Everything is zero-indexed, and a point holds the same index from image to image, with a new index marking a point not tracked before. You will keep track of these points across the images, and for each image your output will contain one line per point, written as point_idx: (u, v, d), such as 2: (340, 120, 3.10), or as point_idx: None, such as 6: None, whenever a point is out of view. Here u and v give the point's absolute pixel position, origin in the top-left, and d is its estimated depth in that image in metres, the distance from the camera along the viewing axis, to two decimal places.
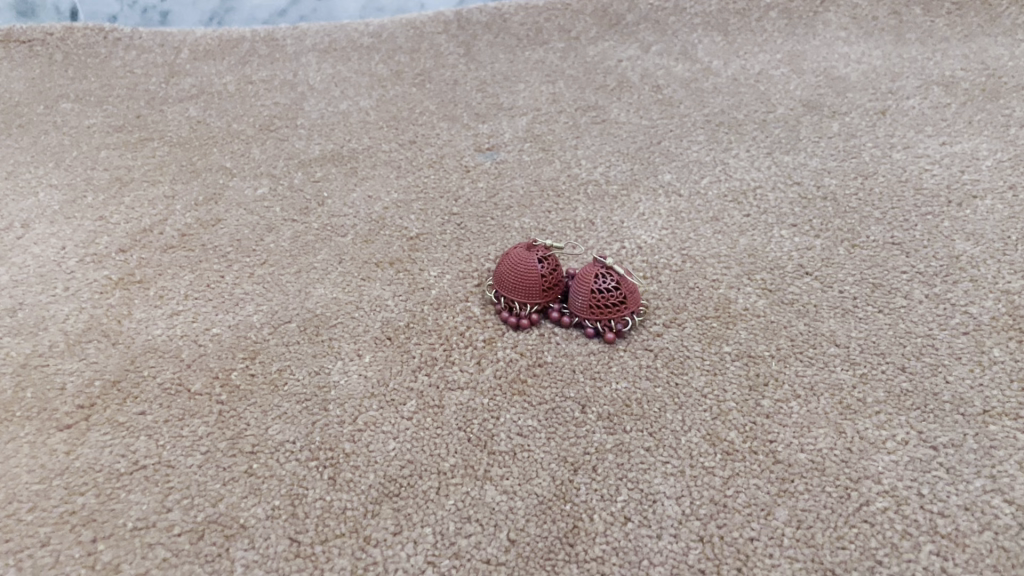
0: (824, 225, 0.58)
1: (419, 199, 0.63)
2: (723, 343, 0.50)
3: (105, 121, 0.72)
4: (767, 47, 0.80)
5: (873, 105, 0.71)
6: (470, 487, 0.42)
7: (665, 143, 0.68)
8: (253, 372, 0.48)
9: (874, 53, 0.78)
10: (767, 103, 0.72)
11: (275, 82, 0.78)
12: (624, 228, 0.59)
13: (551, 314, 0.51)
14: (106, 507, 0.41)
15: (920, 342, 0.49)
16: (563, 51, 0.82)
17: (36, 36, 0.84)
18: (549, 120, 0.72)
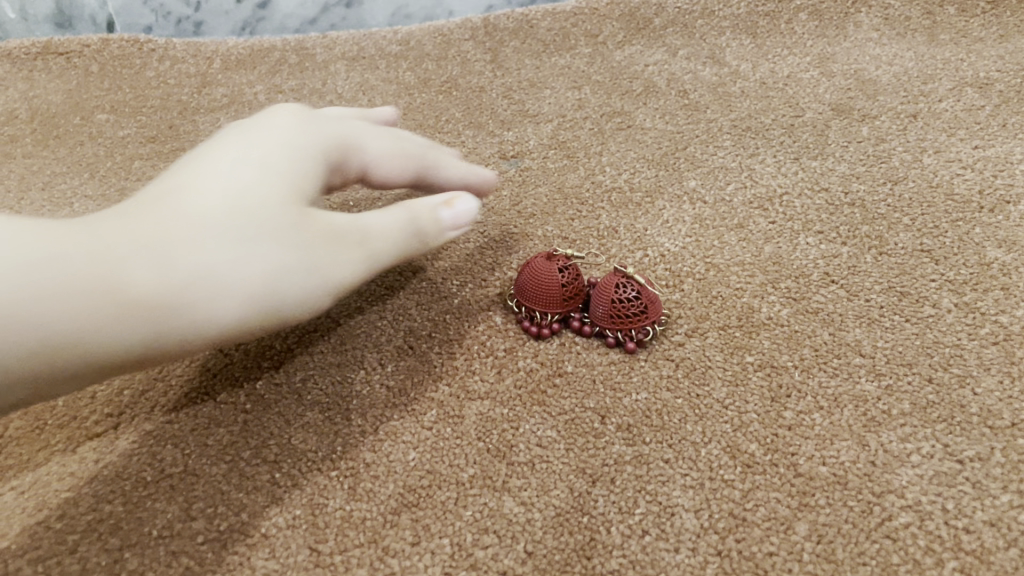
0: (851, 231, 0.58)
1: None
2: (746, 353, 0.49)
3: (139, 132, 0.74)
4: (796, 49, 0.79)
5: (904, 108, 0.70)
6: (488, 498, 0.42)
7: (691, 148, 0.67)
8: (277, 381, 0.49)
9: (905, 55, 0.77)
10: (796, 107, 0.71)
11: (305, 91, 0.79)
12: (648, 236, 0.59)
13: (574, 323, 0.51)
14: (132, 515, 0.42)
15: (948, 352, 0.48)
16: (589, 56, 0.82)
17: (73, 48, 0.86)
18: (574, 126, 0.72)
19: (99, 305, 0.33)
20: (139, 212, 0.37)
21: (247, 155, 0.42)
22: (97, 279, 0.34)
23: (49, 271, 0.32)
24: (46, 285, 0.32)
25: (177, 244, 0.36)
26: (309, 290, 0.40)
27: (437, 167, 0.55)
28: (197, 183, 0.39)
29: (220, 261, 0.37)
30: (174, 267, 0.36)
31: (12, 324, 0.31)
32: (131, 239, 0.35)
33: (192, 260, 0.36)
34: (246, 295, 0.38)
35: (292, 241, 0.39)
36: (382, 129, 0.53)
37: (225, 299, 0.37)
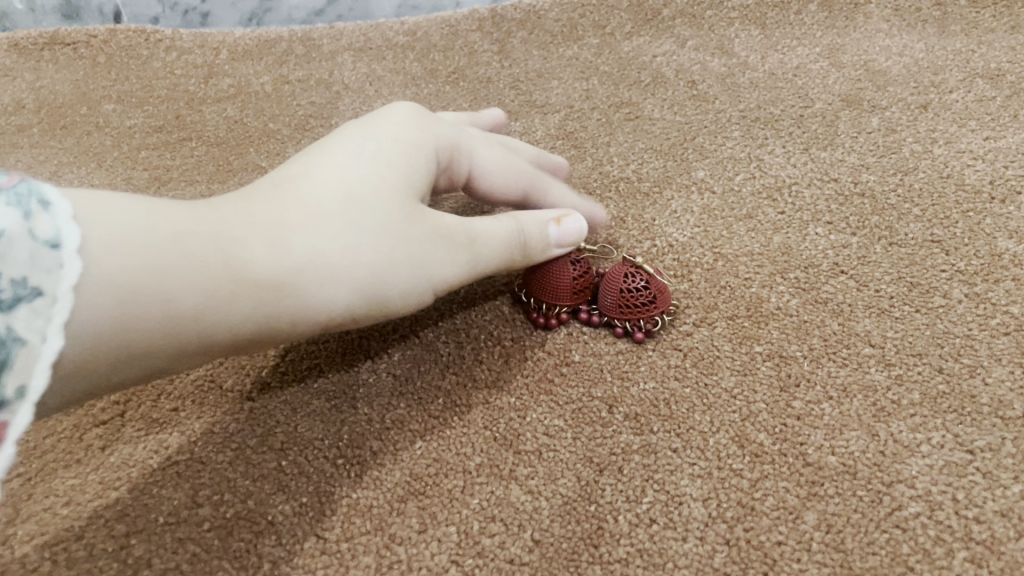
0: (860, 222, 0.57)
1: (452, 199, 0.63)
2: (754, 343, 0.49)
3: (146, 122, 0.74)
4: (805, 40, 0.79)
5: (915, 99, 0.69)
6: (495, 486, 0.42)
7: (699, 139, 0.67)
8: (284, 370, 0.49)
9: (915, 46, 0.76)
10: (805, 98, 0.71)
11: (311, 82, 0.79)
12: (656, 226, 0.58)
13: (583, 312, 0.51)
14: (139, 501, 0.42)
15: (959, 343, 0.48)
16: (597, 47, 0.81)
17: (80, 38, 0.86)
18: (581, 117, 0.71)
19: (231, 289, 0.35)
20: (256, 204, 0.39)
21: (355, 153, 0.43)
22: (229, 264, 0.35)
23: (189, 256, 0.34)
24: (188, 270, 0.34)
25: (297, 233, 0.38)
26: (412, 283, 0.42)
27: (546, 186, 0.55)
28: (310, 179, 0.41)
29: (335, 252, 0.39)
30: (294, 255, 0.37)
31: (155, 304, 0.32)
32: (256, 227, 0.37)
33: (312, 251, 0.38)
34: (355, 286, 0.40)
35: (398, 236, 0.41)
36: (493, 142, 0.55)
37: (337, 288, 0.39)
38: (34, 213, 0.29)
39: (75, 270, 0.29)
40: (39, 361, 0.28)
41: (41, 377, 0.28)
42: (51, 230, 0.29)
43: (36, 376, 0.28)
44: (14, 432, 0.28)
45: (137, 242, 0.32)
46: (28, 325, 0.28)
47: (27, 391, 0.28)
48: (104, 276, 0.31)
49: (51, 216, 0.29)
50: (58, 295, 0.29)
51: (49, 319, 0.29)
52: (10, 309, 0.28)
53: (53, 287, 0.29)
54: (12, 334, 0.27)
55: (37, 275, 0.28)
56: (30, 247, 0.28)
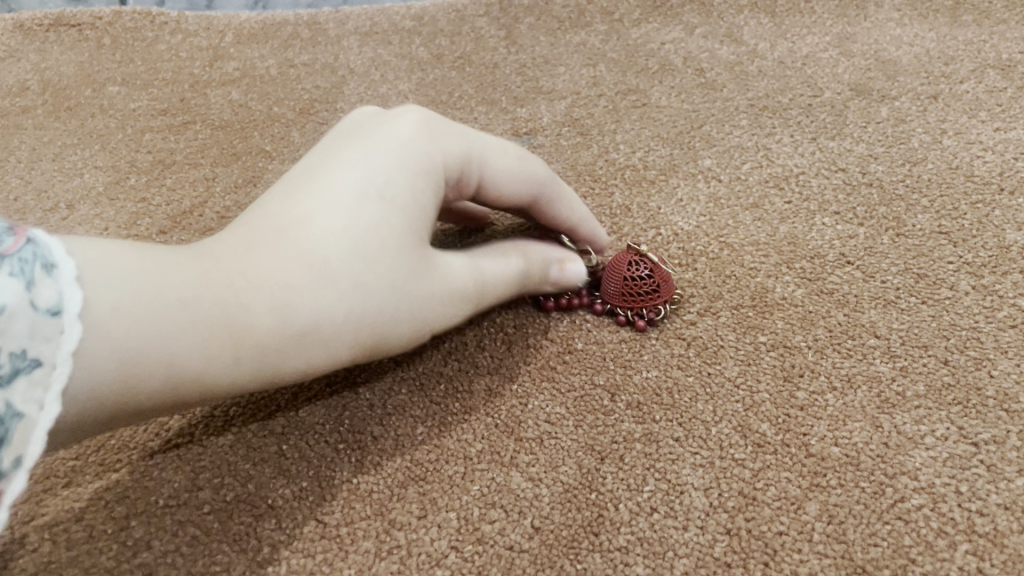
0: (868, 213, 0.57)
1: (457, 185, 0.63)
2: (759, 333, 0.48)
3: (151, 105, 0.73)
4: (815, 29, 0.78)
5: (925, 89, 0.68)
6: (496, 473, 0.42)
7: (707, 127, 0.66)
8: None
9: (926, 35, 0.76)
10: (814, 86, 0.70)
11: (317, 66, 0.79)
12: (661, 214, 0.58)
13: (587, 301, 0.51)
14: (139, 484, 0.42)
15: (965, 335, 0.47)
16: (605, 34, 0.81)
17: (85, 20, 0.86)
18: (588, 104, 0.71)
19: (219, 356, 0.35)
20: (262, 252, 0.38)
21: (364, 181, 0.41)
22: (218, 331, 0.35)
23: (176, 331, 0.34)
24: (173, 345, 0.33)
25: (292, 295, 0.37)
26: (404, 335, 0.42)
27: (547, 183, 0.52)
28: (317, 213, 0.40)
29: (331, 311, 0.38)
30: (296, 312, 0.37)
31: (141, 376, 0.33)
32: (249, 287, 0.37)
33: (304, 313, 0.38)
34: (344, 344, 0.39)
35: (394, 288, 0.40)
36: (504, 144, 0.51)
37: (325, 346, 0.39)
38: (37, 283, 0.29)
39: (73, 337, 0.30)
40: (35, 431, 0.28)
41: (37, 446, 0.29)
42: (53, 297, 0.29)
43: (31, 445, 0.28)
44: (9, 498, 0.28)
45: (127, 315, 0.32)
46: (26, 396, 0.28)
47: (23, 460, 0.28)
48: (91, 354, 0.31)
49: (53, 283, 0.29)
50: (55, 365, 0.29)
51: (47, 388, 0.29)
52: (8, 383, 0.28)
53: (51, 357, 0.29)
54: (11, 408, 0.28)
55: (36, 346, 0.28)
56: (31, 319, 0.28)
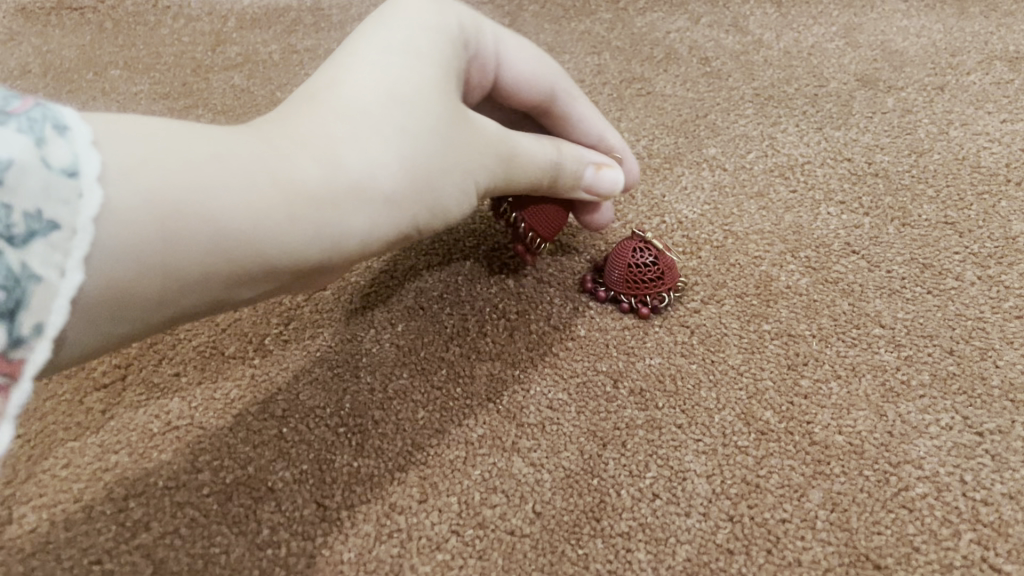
0: (873, 202, 0.56)
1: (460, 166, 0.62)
2: (763, 321, 0.48)
3: (152, 88, 0.73)
4: (821, 18, 0.77)
5: (931, 80, 0.68)
6: (497, 458, 0.42)
7: (711, 116, 0.66)
8: (286, 338, 0.49)
9: (934, 27, 0.75)
10: (820, 77, 0.70)
11: (320, 51, 0.78)
12: (666, 202, 0.58)
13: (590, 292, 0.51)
14: (138, 465, 0.42)
15: (971, 325, 0.47)
16: (610, 22, 0.80)
17: (88, 4, 0.85)
18: (592, 92, 0.70)
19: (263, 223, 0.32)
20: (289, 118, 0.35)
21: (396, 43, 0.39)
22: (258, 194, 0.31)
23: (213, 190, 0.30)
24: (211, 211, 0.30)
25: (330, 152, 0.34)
26: (449, 195, 0.39)
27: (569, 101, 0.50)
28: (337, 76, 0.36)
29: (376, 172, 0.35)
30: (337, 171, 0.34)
31: (186, 230, 0.29)
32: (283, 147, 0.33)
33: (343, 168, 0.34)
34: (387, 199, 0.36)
35: (435, 144, 0.37)
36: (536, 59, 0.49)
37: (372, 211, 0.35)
38: (48, 140, 0.25)
39: (93, 201, 0.26)
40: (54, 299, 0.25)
41: (58, 314, 0.26)
42: (67, 158, 0.26)
43: (54, 313, 0.25)
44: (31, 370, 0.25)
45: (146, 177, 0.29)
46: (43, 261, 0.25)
47: (46, 328, 0.25)
48: (126, 204, 0.27)
49: (67, 142, 0.26)
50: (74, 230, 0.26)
51: (69, 253, 0.26)
52: (24, 244, 0.24)
53: (70, 220, 0.26)
54: (29, 270, 0.24)
55: (51, 205, 0.25)
56: (44, 176, 0.25)
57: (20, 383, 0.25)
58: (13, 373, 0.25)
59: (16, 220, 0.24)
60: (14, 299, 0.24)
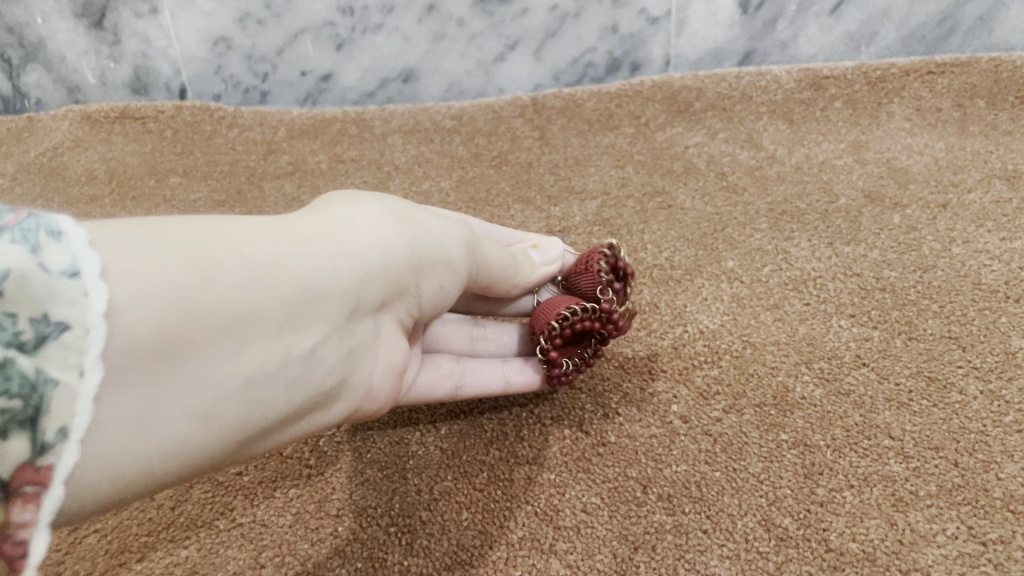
0: (882, 316, 0.60)
1: None
2: (781, 431, 0.52)
3: (210, 196, 0.80)
4: (831, 136, 0.83)
5: (934, 198, 0.73)
6: (537, 559, 0.45)
7: (729, 230, 0.71)
8: (339, 439, 0.53)
9: (936, 144, 0.80)
10: (829, 192, 0.75)
11: (364, 162, 0.85)
12: (688, 313, 0.62)
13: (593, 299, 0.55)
14: (207, 560, 0.46)
15: (974, 438, 0.51)
16: (632, 136, 0.86)
17: (149, 113, 0.92)
18: (617, 204, 0.76)
19: (280, 274, 0.39)
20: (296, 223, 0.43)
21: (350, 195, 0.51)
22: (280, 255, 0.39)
23: (231, 250, 0.38)
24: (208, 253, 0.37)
25: (314, 220, 0.43)
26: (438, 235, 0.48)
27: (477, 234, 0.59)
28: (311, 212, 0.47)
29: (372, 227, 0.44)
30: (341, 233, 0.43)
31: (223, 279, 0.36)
32: (276, 220, 0.41)
33: (329, 232, 0.42)
34: (366, 243, 0.43)
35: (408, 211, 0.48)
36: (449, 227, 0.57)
37: (372, 256, 0.43)
38: (44, 248, 0.31)
39: (101, 296, 0.32)
40: (75, 400, 0.31)
41: (78, 416, 0.31)
42: (67, 262, 0.31)
43: (71, 414, 0.31)
44: (61, 471, 0.30)
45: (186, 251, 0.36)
46: (64, 366, 0.30)
47: (66, 431, 0.30)
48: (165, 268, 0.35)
49: (64, 248, 0.32)
50: (88, 329, 0.31)
51: (83, 351, 0.31)
52: (37, 349, 0.30)
53: (79, 320, 0.31)
54: (45, 374, 0.30)
55: (59, 309, 0.30)
56: (48, 285, 0.30)
57: (50, 485, 0.30)
58: (40, 479, 0.30)
59: (30, 333, 0.30)
60: (33, 405, 0.29)
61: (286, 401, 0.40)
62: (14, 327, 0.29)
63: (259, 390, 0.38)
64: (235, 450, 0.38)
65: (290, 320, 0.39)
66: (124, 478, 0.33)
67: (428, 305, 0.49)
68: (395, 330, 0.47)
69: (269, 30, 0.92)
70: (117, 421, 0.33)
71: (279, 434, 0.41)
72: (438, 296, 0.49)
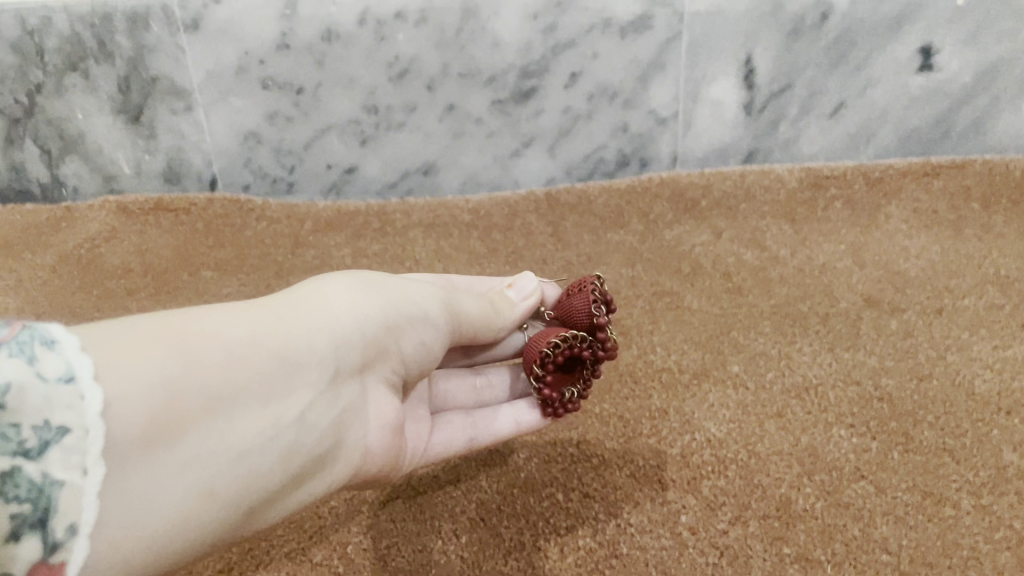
0: (880, 426, 0.64)
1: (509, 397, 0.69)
2: (784, 544, 0.55)
3: (240, 291, 0.84)
4: (831, 237, 0.87)
5: (930, 303, 0.76)
6: None
7: (734, 333, 0.74)
8: (366, 547, 0.57)
9: (932, 247, 0.84)
10: (830, 295, 0.78)
11: (386, 257, 0.89)
12: (695, 420, 0.65)
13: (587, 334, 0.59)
14: None
15: (967, 555, 0.54)
16: (642, 233, 0.90)
17: (181, 204, 0.97)
18: (628, 304, 0.80)
19: (258, 354, 0.44)
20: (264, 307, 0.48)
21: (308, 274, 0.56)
22: (255, 338, 0.44)
23: (210, 338, 0.42)
24: (190, 343, 0.41)
25: (281, 301, 0.48)
26: (408, 295, 0.55)
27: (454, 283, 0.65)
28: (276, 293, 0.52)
29: (338, 302, 0.50)
30: (309, 314, 0.48)
31: (205, 365, 0.41)
32: (247, 305, 0.46)
33: (305, 311, 0.48)
34: (334, 316, 0.49)
35: (370, 279, 0.54)
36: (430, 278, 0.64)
37: (344, 325, 0.49)
38: (39, 358, 0.35)
39: (95, 397, 0.36)
40: (81, 496, 0.34)
41: (87, 511, 0.34)
42: (59, 370, 0.35)
43: (78, 509, 0.34)
44: (73, 564, 0.34)
45: (170, 344, 0.41)
46: (68, 465, 0.34)
47: (75, 526, 0.34)
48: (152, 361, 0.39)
49: (57, 356, 0.36)
50: (86, 428, 0.35)
51: (85, 451, 0.35)
52: (40, 454, 0.33)
53: (77, 423, 0.35)
54: (49, 477, 0.33)
55: (58, 415, 0.34)
56: (44, 393, 0.34)
57: None
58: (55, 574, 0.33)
59: (33, 439, 0.33)
60: (43, 505, 0.33)
61: (281, 465, 0.44)
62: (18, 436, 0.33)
63: (254, 461, 0.43)
64: (239, 520, 0.42)
65: (273, 392, 0.44)
66: (139, 556, 0.37)
67: (408, 362, 0.55)
68: (378, 389, 0.52)
69: (298, 126, 0.98)
70: (127, 502, 0.36)
71: (280, 501, 0.45)
72: (420, 351, 0.55)
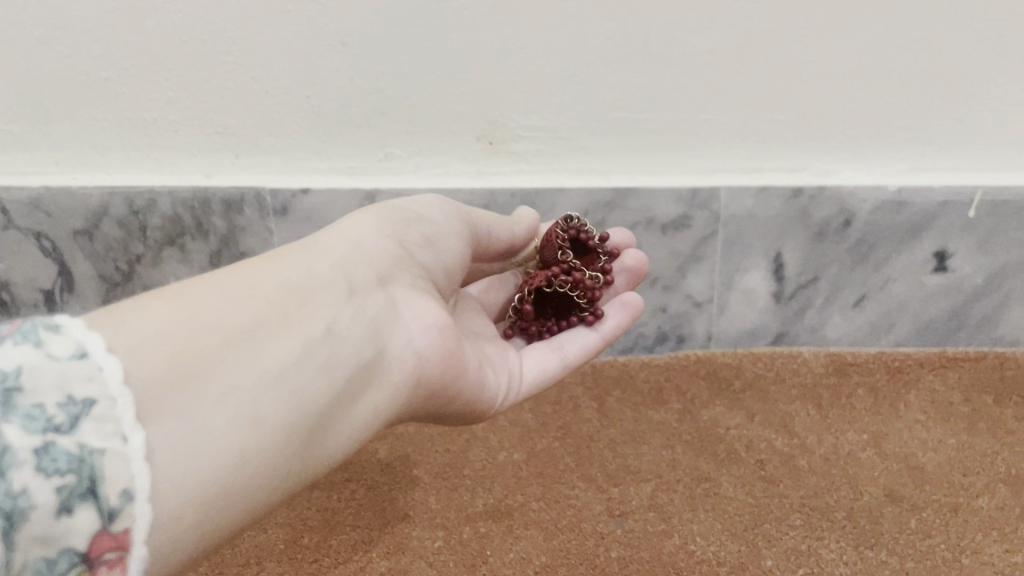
0: None
1: None
2: None
3: None
4: (855, 424, 0.95)
5: (947, 500, 0.84)
6: None
7: (767, 525, 0.82)
8: None
9: (949, 440, 0.92)
10: (855, 488, 0.86)
11: (447, 428, 0.98)
12: None
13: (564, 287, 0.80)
14: None
15: None
16: (681, 411, 0.99)
17: None
18: (669, 488, 0.88)
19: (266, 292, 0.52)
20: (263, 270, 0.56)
21: None
22: (257, 283, 0.52)
23: (217, 294, 0.50)
24: (196, 298, 0.49)
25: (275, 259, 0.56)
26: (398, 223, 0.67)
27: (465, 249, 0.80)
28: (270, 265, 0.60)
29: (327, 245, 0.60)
30: (303, 262, 0.57)
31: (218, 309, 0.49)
32: (245, 267, 0.54)
33: (300, 256, 0.57)
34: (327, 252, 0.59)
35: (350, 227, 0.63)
36: None
37: (341, 260, 0.59)
38: (46, 340, 0.39)
39: (113, 366, 0.40)
40: (127, 460, 0.38)
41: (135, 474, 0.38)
42: (66, 348, 0.40)
43: (122, 473, 0.38)
44: (137, 530, 0.38)
45: (180, 306, 0.47)
46: (106, 434, 0.38)
47: (125, 490, 0.38)
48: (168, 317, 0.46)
49: (63, 337, 0.40)
50: (113, 398, 0.39)
51: (117, 418, 0.39)
52: (72, 427, 0.37)
53: (99, 395, 0.39)
54: (87, 447, 0.37)
55: (80, 388, 0.38)
56: (60, 377, 0.38)
57: (130, 541, 0.38)
58: (119, 538, 0.37)
59: (61, 414, 0.37)
60: (90, 473, 0.37)
61: (333, 374, 0.52)
62: (46, 418, 0.37)
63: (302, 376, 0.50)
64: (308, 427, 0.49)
65: (297, 315, 0.52)
66: (223, 471, 0.43)
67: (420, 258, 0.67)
68: (405, 299, 0.62)
69: None
70: (196, 432, 0.43)
71: (346, 414, 0.53)
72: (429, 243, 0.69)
